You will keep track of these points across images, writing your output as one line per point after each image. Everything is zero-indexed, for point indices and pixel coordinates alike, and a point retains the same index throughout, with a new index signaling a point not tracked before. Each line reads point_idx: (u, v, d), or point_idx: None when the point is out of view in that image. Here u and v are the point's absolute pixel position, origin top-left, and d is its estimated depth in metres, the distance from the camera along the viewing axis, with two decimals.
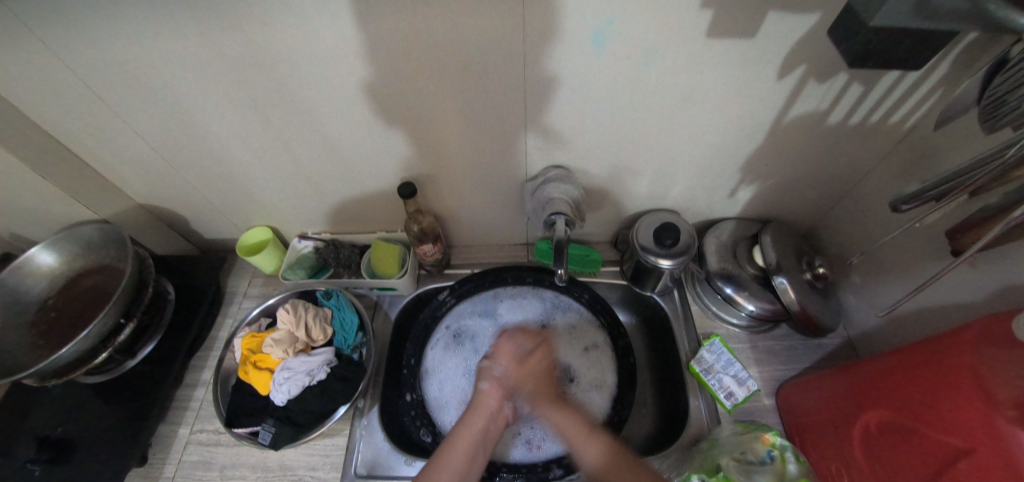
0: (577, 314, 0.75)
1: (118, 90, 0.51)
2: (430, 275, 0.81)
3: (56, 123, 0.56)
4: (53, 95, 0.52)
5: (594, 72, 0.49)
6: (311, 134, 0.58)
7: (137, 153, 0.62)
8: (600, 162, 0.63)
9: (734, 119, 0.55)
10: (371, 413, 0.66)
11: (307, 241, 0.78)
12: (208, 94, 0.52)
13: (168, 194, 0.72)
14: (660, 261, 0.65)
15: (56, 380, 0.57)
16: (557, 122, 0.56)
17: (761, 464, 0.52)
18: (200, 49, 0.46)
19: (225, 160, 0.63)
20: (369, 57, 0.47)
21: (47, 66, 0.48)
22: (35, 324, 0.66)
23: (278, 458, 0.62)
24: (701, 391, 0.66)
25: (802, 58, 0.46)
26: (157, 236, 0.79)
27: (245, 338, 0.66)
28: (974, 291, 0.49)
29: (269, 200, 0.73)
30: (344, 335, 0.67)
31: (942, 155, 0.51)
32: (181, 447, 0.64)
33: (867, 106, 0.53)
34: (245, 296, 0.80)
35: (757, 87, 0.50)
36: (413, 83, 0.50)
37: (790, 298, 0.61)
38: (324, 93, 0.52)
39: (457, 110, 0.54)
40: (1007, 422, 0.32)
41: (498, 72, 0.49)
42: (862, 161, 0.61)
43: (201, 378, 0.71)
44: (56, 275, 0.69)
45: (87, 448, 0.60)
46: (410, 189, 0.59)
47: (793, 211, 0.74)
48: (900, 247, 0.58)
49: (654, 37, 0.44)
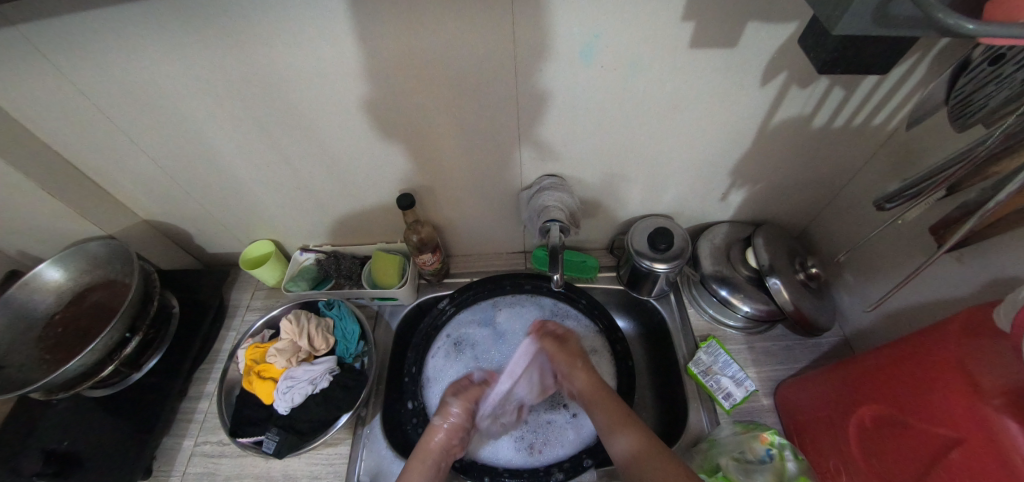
0: (575, 321, 0.77)
1: (127, 110, 0.53)
2: (430, 284, 0.82)
3: (67, 142, 0.58)
4: (65, 115, 0.54)
5: (584, 83, 0.51)
6: (312, 149, 0.60)
7: (144, 170, 0.64)
8: (594, 170, 0.65)
9: (721, 125, 0.57)
10: (373, 421, 0.66)
11: (309, 253, 0.79)
12: (213, 112, 0.54)
13: (173, 209, 0.74)
14: (655, 265, 0.66)
15: (63, 393, 0.58)
16: (550, 132, 0.58)
17: (760, 463, 0.52)
18: (206, 69, 0.48)
19: (229, 175, 0.65)
20: (367, 74, 0.49)
21: (61, 89, 0.50)
22: (42, 339, 0.67)
23: (281, 468, 0.63)
24: (700, 393, 0.67)
25: (783, 65, 0.48)
26: (161, 251, 0.81)
27: (250, 349, 0.67)
28: (963, 286, 0.50)
29: (271, 214, 0.74)
30: (346, 344, 0.68)
31: (925, 155, 0.52)
32: (186, 459, 0.65)
33: (849, 109, 0.54)
34: (248, 308, 0.81)
35: (742, 93, 0.52)
36: (411, 98, 0.52)
37: (784, 298, 0.62)
38: (325, 109, 0.54)
39: (453, 122, 0.56)
40: (995, 411, 0.33)
41: (492, 85, 0.51)
42: (850, 162, 0.62)
43: (205, 390, 0.72)
44: (63, 291, 0.70)
45: (92, 461, 0.61)
46: (409, 200, 0.61)
47: (785, 213, 0.75)
48: (889, 245, 0.60)
49: (640, 48, 0.46)
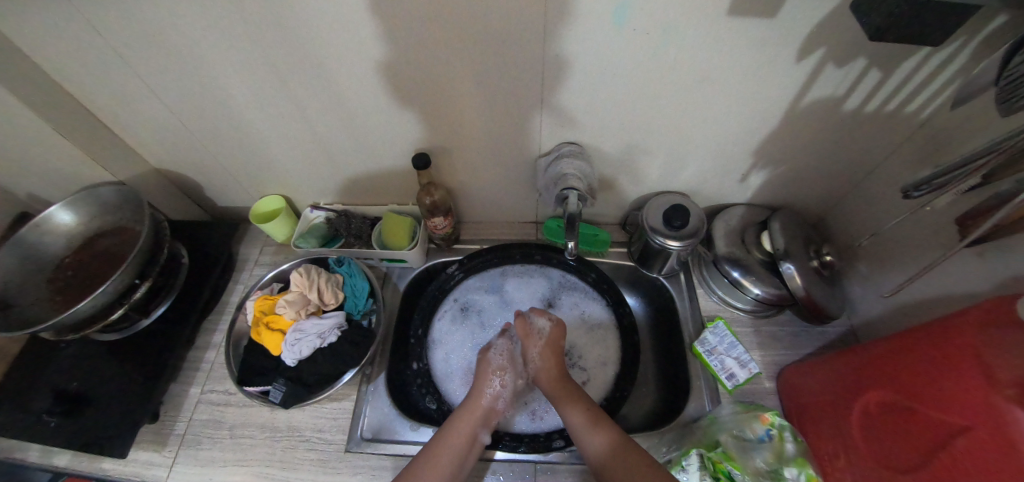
0: (582, 293, 0.77)
1: (138, 52, 0.52)
2: (439, 249, 0.82)
3: (76, 81, 0.57)
4: (75, 53, 0.52)
5: (614, 47, 0.48)
6: (328, 104, 0.58)
7: (156, 118, 0.63)
8: (615, 140, 0.63)
9: (751, 102, 0.55)
10: (378, 380, 0.68)
11: (318, 211, 0.78)
12: (228, 60, 0.52)
13: (183, 159, 0.72)
14: (668, 243, 0.65)
15: (74, 334, 0.59)
16: (573, 101, 0.57)
17: (758, 442, 0.53)
18: (222, 13, 0.46)
19: (243, 127, 0.64)
20: (388, 26, 0.46)
21: (70, 25, 0.48)
22: (52, 280, 0.67)
23: (286, 419, 0.64)
24: (703, 372, 0.67)
25: (822, 38, 0.46)
26: (171, 200, 0.80)
27: (258, 300, 0.67)
28: (981, 280, 0.49)
29: (282, 170, 0.73)
30: (355, 301, 0.69)
31: (960, 144, 0.51)
32: (193, 405, 0.66)
33: (885, 92, 0.52)
34: (257, 263, 0.81)
35: (776, 69, 0.50)
36: (432, 52, 0.50)
37: (797, 284, 0.61)
38: (342, 62, 0.51)
39: (474, 83, 0.54)
40: (1006, 401, 0.32)
41: (519, 45, 0.49)
42: (877, 148, 0.61)
43: (212, 341, 0.72)
44: (73, 234, 0.70)
45: (101, 402, 0.62)
46: (424, 161, 0.59)
47: (804, 198, 0.74)
48: (909, 236, 0.59)
49: (676, 13, 0.44)
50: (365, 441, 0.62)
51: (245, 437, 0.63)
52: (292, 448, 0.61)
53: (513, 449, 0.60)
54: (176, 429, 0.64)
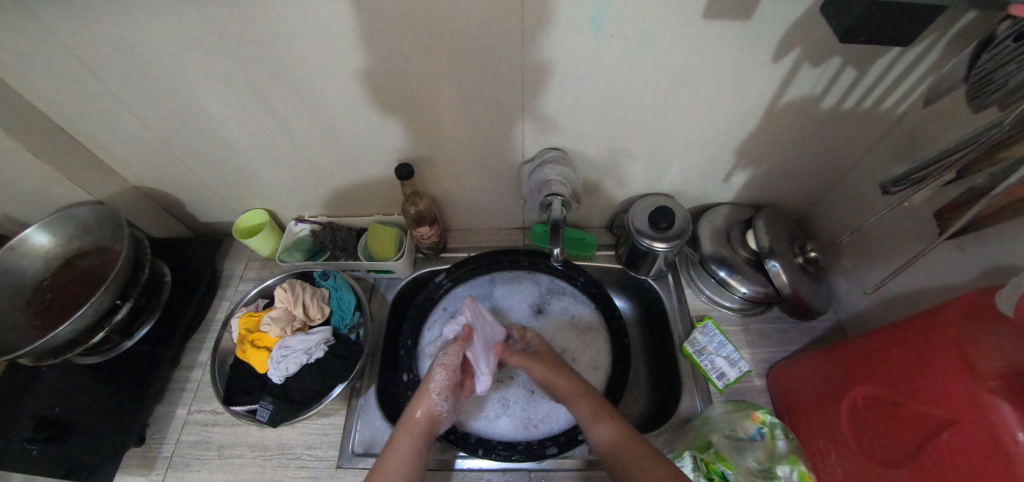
0: (572, 297, 0.77)
1: (112, 70, 0.51)
2: (427, 258, 0.81)
3: (51, 102, 0.56)
4: (48, 73, 0.51)
5: (592, 52, 0.48)
6: (309, 116, 0.58)
7: (135, 135, 0.62)
8: (598, 145, 0.64)
9: (730, 104, 0.56)
10: (368, 393, 0.67)
11: (303, 224, 0.77)
12: (206, 78, 0.52)
13: (164, 175, 0.71)
14: (655, 244, 0.66)
15: (53, 359, 0.58)
16: (554, 108, 0.57)
17: (750, 441, 0.53)
18: (195, 28, 0.45)
19: (223, 142, 0.63)
20: (365, 38, 0.46)
21: (42, 46, 0.47)
22: (30, 304, 0.65)
23: (276, 437, 0.63)
24: (694, 372, 0.68)
25: (796, 39, 0.47)
26: (153, 218, 0.79)
27: (242, 318, 0.66)
28: (960, 272, 0.50)
29: (266, 184, 0.72)
30: (341, 315, 0.68)
31: (933, 140, 0.52)
32: (179, 427, 0.65)
33: (860, 90, 0.53)
34: (242, 279, 0.81)
35: (753, 71, 0.51)
36: (411, 62, 0.50)
37: (781, 281, 0.61)
38: (321, 74, 0.51)
39: (456, 92, 0.54)
40: (990, 394, 0.33)
41: (498, 54, 0.49)
42: (855, 145, 0.62)
43: (199, 360, 0.71)
44: (51, 256, 0.69)
45: (83, 427, 0.60)
46: (408, 170, 0.59)
47: (786, 196, 0.75)
48: (890, 231, 0.60)
49: (652, 16, 0.44)
50: (357, 456, 0.61)
51: (235, 457, 0.62)
52: (283, 466, 0.60)
53: (506, 458, 0.60)
54: (162, 452, 0.62)
